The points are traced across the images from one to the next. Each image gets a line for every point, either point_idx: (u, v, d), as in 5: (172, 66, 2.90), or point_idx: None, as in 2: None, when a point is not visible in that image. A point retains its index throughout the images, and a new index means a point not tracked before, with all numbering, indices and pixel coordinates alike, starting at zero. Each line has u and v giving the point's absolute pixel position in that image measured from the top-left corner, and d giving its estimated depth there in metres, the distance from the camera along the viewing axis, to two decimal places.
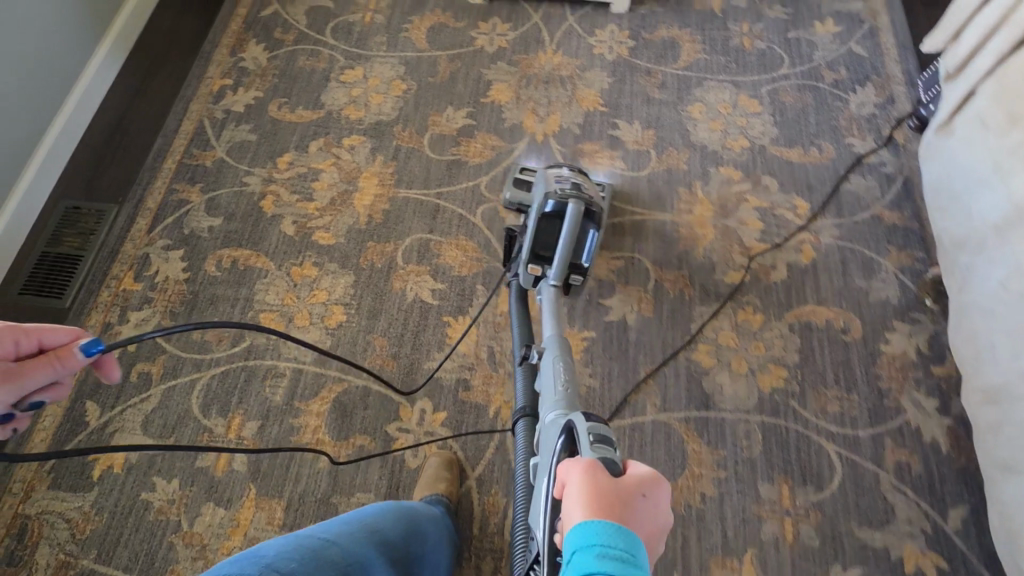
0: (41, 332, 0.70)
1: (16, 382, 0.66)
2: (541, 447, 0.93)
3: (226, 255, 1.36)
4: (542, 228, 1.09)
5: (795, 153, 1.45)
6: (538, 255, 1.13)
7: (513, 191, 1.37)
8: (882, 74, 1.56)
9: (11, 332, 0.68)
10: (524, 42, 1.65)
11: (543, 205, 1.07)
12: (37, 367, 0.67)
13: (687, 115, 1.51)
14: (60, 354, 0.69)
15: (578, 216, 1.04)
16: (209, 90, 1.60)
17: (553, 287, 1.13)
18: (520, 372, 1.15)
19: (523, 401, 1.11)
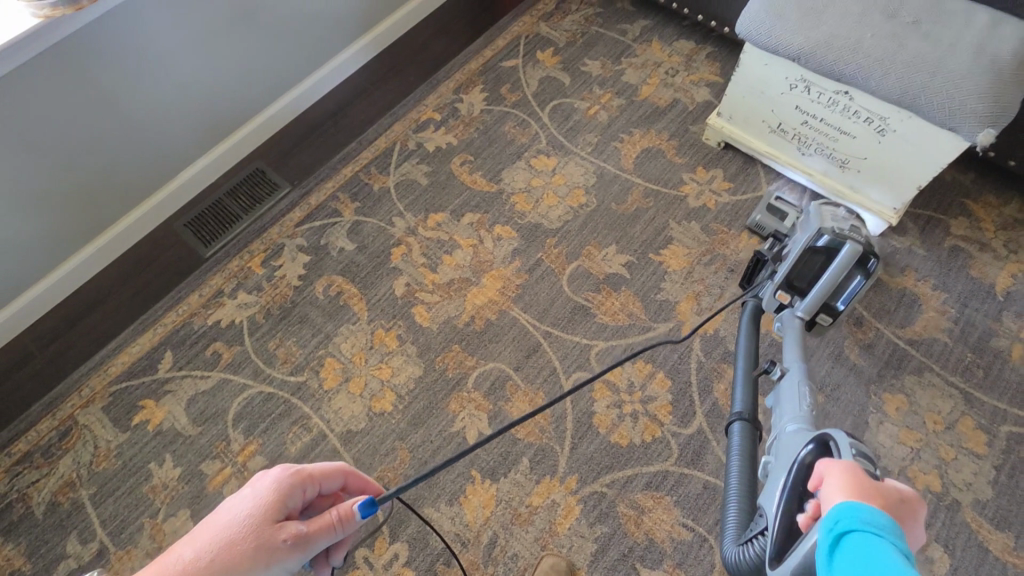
0: (319, 479, 0.73)
1: (309, 544, 0.68)
2: (775, 453, 0.91)
3: (337, 283, 1.39)
4: (805, 259, 1.07)
5: (996, 542, 1.04)
6: (792, 284, 1.10)
7: (764, 218, 1.33)
8: None
9: (300, 483, 0.71)
10: (735, 213, 1.41)
11: (815, 239, 1.05)
12: (321, 528, 0.69)
13: (877, 403, 1.17)
14: (340, 512, 0.70)
15: (853, 258, 1.00)
16: (417, 117, 1.63)
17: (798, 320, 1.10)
18: (740, 385, 1.07)
19: (744, 406, 1.02)
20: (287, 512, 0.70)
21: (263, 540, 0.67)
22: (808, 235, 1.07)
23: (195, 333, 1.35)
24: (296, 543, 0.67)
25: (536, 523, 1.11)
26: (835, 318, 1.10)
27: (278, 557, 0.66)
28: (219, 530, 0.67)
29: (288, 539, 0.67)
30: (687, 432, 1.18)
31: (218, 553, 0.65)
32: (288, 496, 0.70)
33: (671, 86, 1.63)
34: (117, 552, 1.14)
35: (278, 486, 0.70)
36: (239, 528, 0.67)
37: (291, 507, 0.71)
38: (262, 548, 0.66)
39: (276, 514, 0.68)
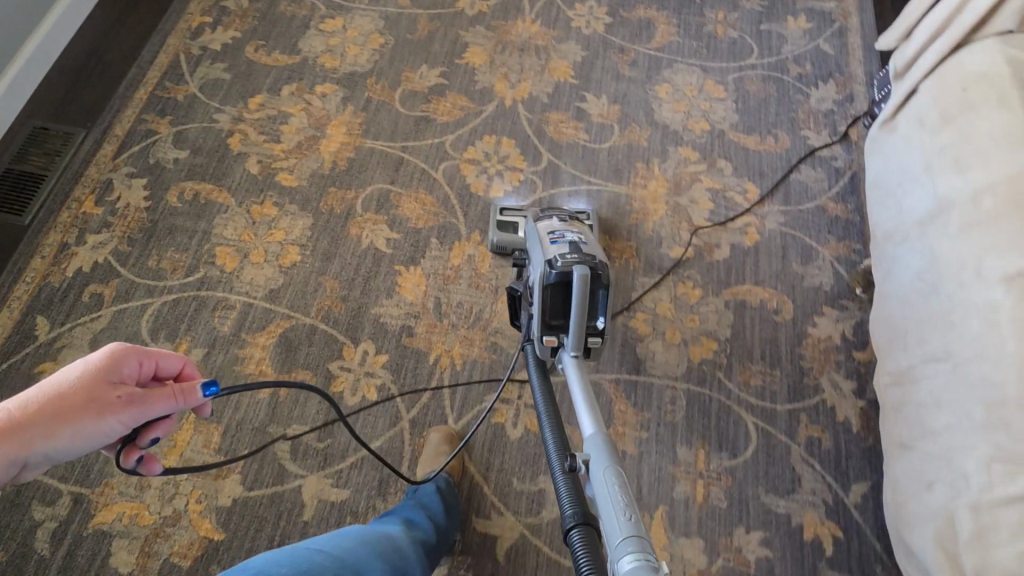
0: (158, 357, 0.76)
1: (141, 406, 0.72)
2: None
3: (188, 188, 1.39)
4: (548, 296, 1.00)
5: (752, 141, 1.50)
6: (551, 325, 1.02)
7: (501, 236, 1.33)
8: (845, 72, 1.60)
9: (136, 355, 0.74)
10: (505, 8, 1.67)
11: (546, 273, 0.99)
12: (159, 398, 0.73)
13: (654, 94, 1.55)
14: (179, 387, 0.74)
15: (585, 280, 0.93)
16: (187, 26, 1.60)
17: (574, 357, 1.01)
18: (563, 480, 0.94)
19: (573, 508, 0.88)
20: (123, 379, 0.74)
21: (94, 396, 0.71)
22: (540, 270, 1.00)
23: (61, 289, 1.27)
24: (128, 400, 0.71)
25: (463, 276, 1.32)
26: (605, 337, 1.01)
27: (108, 412, 0.70)
28: (48, 383, 0.70)
29: (122, 397, 0.71)
30: (541, 167, 1.45)
31: (45, 403, 0.70)
32: (123, 363, 0.73)
33: None
34: (93, 492, 1.09)
35: (108, 355, 0.72)
36: (68, 385, 0.71)
37: (128, 375, 0.74)
38: (91, 403, 0.70)
39: (108, 377, 0.72)
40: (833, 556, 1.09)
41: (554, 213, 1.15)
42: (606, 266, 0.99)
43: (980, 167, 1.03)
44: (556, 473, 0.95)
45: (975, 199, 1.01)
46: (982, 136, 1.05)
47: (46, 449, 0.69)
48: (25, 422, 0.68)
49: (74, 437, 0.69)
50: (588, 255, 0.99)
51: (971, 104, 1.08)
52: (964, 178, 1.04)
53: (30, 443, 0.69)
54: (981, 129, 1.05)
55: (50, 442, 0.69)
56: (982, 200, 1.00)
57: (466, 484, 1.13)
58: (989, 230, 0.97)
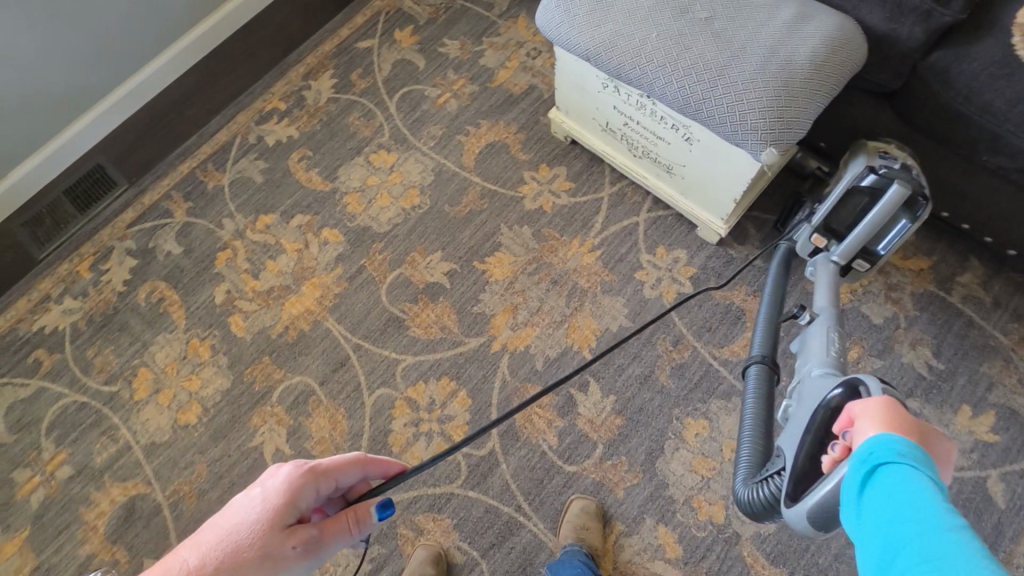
0: (335, 476, 0.69)
1: (322, 529, 0.67)
2: (796, 397, 0.85)
3: (159, 289, 1.36)
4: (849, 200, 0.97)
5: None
6: (831, 228, 1.02)
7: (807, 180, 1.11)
8: (999, 547, 0.99)
9: (312, 482, 0.68)
10: (571, 217, 1.32)
11: (859, 177, 0.96)
12: (336, 532, 0.68)
13: (676, 427, 1.13)
14: (355, 515, 0.69)
15: (900, 200, 0.90)
16: (261, 107, 1.54)
17: (835, 266, 1.03)
18: (762, 325, 1.02)
19: (763, 347, 0.98)
20: (298, 515, 0.68)
21: (271, 546, 0.66)
22: (852, 173, 0.97)
23: (20, 340, 1.35)
24: (305, 547, 0.66)
25: None
26: (873, 265, 1.03)
27: (284, 566, 0.65)
28: (224, 533, 0.66)
29: (297, 545, 0.66)
30: (478, 453, 1.14)
31: (226, 550, 0.66)
32: (300, 496, 0.68)
33: (529, 70, 1.50)
34: None
35: (286, 487, 0.67)
36: (247, 532, 0.66)
37: (304, 510, 0.68)
38: (268, 556, 0.65)
39: (283, 520, 0.66)
40: None
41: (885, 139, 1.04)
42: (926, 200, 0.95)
43: None
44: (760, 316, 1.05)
45: None
46: None
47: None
48: None
49: None
50: (916, 181, 0.94)
51: None
52: None
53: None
54: None
55: None
56: None
57: None
58: None
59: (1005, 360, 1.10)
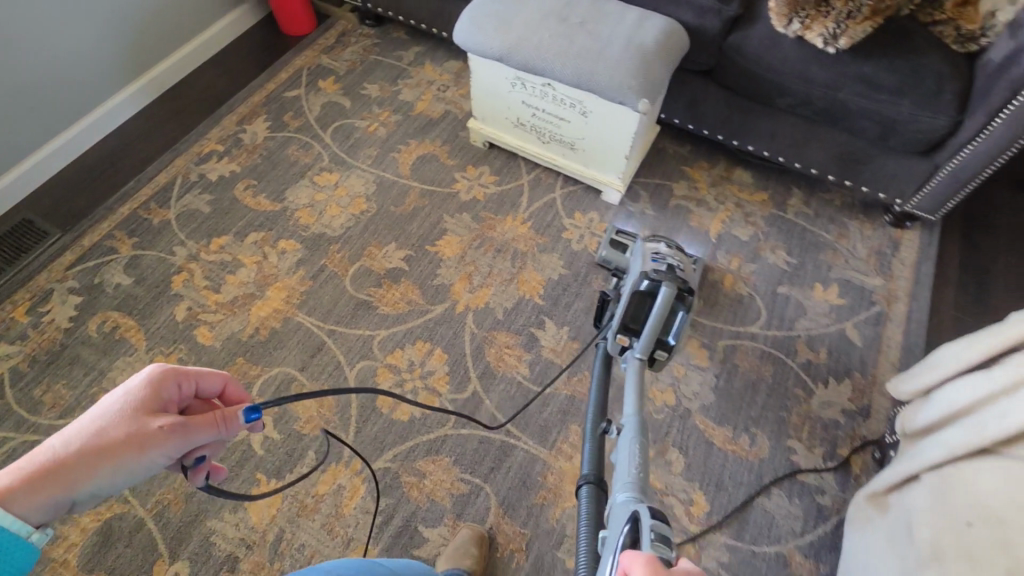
0: (198, 377, 0.66)
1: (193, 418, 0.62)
2: (608, 523, 0.82)
3: (112, 319, 1.36)
4: (636, 303, 1.11)
5: (720, 434, 1.22)
6: (628, 327, 1.12)
7: (610, 250, 1.38)
8: (867, 373, 1.30)
9: (177, 378, 0.63)
10: (501, 201, 1.58)
11: (639, 283, 1.10)
12: (205, 424, 0.62)
13: None
14: (225, 412, 0.64)
15: (670, 298, 1.04)
16: (199, 151, 1.66)
17: (638, 360, 1.10)
18: (590, 441, 1.06)
19: (591, 467, 1.01)
20: (164, 406, 0.63)
21: (136, 429, 0.59)
22: (634, 280, 1.13)
23: None
24: (175, 430, 0.60)
25: (321, 510, 1.13)
26: (670, 353, 1.12)
27: (153, 446, 0.59)
28: (80, 424, 0.58)
29: (166, 426, 0.60)
30: (462, 396, 1.26)
31: (86, 441, 0.57)
32: (162, 390, 0.62)
33: (443, 100, 1.80)
34: None
35: (150, 380, 0.61)
36: (111, 421, 0.59)
37: (168, 400, 0.63)
38: (135, 438, 0.58)
39: (150, 405, 0.61)
40: None
41: (660, 241, 1.27)
42: (693, 293, 1.10)
43: None
44: (585, 432, 1.08)
45: None
46: None
47: (117, 479, 0.58)
48: (67, 466, 0.55)
49: (121, 470, 0.58)
50: (681, 279, 1.10)
51: (971, 556, 0.75)
52: None
53: (74, 487, 0.56)
54: None
55: (93, 481, 0.56)
56: None
57: None
58: None
59: (833, 248, 1.49)
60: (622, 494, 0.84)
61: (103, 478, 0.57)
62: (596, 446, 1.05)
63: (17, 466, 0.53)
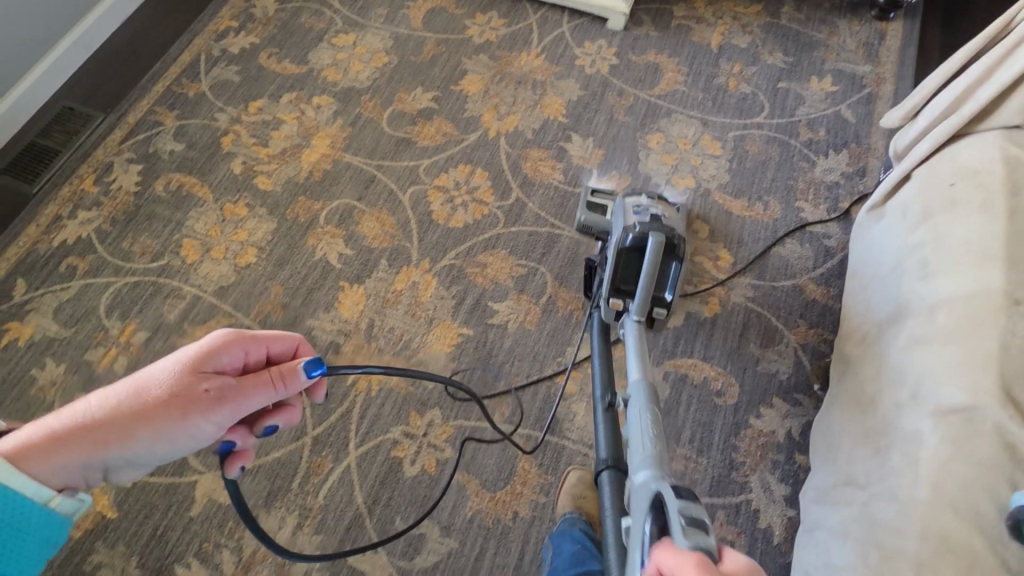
0: (267, 342, 0.73)
1: (205, 364, 0.69)
2: (630, 507, 0.82)
3: (175, 179, 1.47)
4: (624, 260, 1.06)
5: (738, 205, 1.39)
6: (620, 288, 1.07)
7: (588, 214, 1.34)
8: (862, 143, 1.46)
9: (241, 342, 0.71)
10: (513, 40, 1.66)
11: (625, 238, 1.06)
12: (260, 386, 0.69)
13: (643, 142, 1.48)
14: (283, 377, 0.70)
15: (659, 248, 0.99)
16: (215, 28, 1.72)
17: (636, 322, 1.05)
18: (603, 421, 1.06)
19: (608, 452, 1.02)
20: (220, 368, 0.70)
21: (184, 391, 0.67)
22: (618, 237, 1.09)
23: (44, 256, 1.36)
24: (217, 395, 0.67)
25: (403, 301, 1.30)
26: (668, 310, 1.07)
27: (196, 413, 0.66)
28: (130, 381, 0.67)
29: (209, 390, 0.67)
30: (507, 202, 1.41)
31: (132, 399, 0.66)
32: (223, 352, 0.70)
33: None
34: None
35: (211, 344, 0.69)
36: (155, 382, 0.67)
37: (225, 364, 0.71)
38: (182, 399, 0.66)
39: (200, 365, 0.68)
40: None
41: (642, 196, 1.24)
42: (682, 242, 1.07)
43: (944, 274, 0.89)
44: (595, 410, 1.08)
45: (929, 312, 0.88)
46: (955, 240, 0.90)
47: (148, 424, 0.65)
48: (104, 425, 0.64)
49: (172, 441, 0.66)
50: (667, 229, 1.07)
51: (953, 203, 0.94)
52: (928, 285, 0.90)
53: (107, 449, 0.64)
54: (957, 232, 0.91)
55: (129, 448, 0.65)
56: (935, 315, 0.86)
57: (350, 515, 1.09)
58: (934, 349, 0.84)
59: (825, 45, 1.61)
60: (643, 475, 0.82)
61: (145, 442, 0.65)
62: (608, 426, 1.05)
63: (39, 427, 0.62)
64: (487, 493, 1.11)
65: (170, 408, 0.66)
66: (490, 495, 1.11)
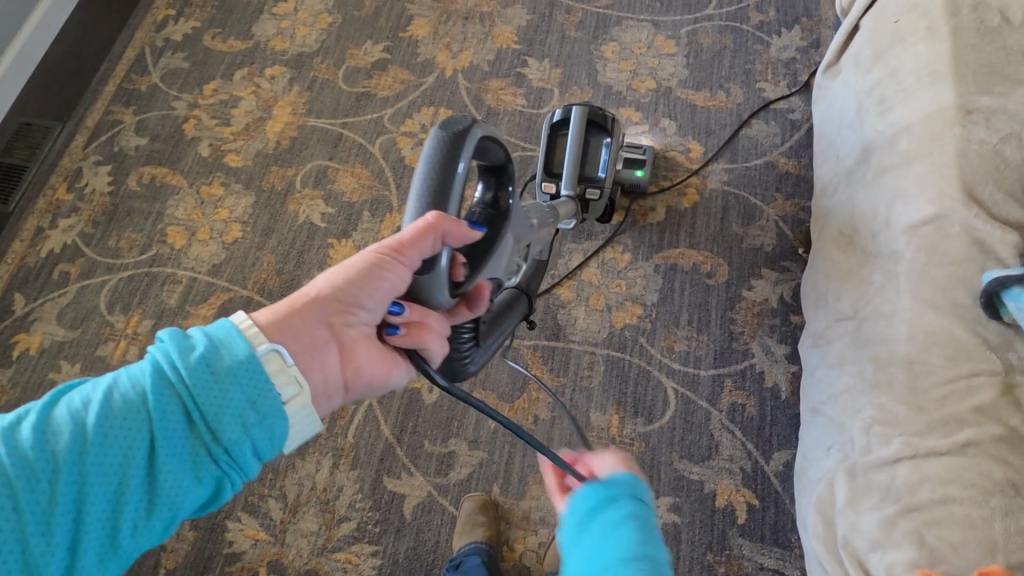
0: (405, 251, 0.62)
1: (405, 254, 0.62)
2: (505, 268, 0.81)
3: (146, 173, 1.48)
4: (556, 141, 1.16)
5: (701, 96, 1.41)
6: (552, 172, 1.16)
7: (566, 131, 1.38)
8: (813, 16, 1.48)
9: (388, 257, 0.62)
10: None
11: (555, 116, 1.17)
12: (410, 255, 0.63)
13: (598, 54, 1.49)
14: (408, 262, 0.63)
15: (584, 116, 1.13)
16: (153, 20, 1.69)
17: (569, 196, 1.12)
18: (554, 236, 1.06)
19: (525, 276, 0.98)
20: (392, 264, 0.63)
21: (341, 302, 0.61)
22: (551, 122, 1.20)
23: (36, 268, 1.38)
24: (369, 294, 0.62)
25: None
26: (602, 189, 1.15)
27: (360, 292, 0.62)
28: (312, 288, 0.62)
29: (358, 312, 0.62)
30: None
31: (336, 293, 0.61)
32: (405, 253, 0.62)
33: None
34: None
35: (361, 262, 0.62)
36: (339, 306, 0.61)
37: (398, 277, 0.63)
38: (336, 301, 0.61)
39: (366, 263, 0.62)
40: (745, 523, 1.04)
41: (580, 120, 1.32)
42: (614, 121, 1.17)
43: (900, 105, 0.92)
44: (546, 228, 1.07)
45: (891, 144, 0.91)
46: (906, 71, 0.94)
47: (359, 312, 0.62)
48: (302, 310, 0.60)
49: (347, 299, 0.61)
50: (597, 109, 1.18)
51: (900, 37, 0.97)
52: (886, 120, 0.94)
53: (315, 309, 0.61)
54: (907, 64, 0.94)
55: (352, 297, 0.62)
56: (897, 144, 0.90)
57: (381, 447, 1.14)
58: (901, 174, 0.88)
59: None
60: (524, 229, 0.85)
61: (341, 307, 0.61)
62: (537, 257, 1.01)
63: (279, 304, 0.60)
64: (505, 404, 1.16)
65: (367, 285, 0.62)
66: (508, 406, 1.16)
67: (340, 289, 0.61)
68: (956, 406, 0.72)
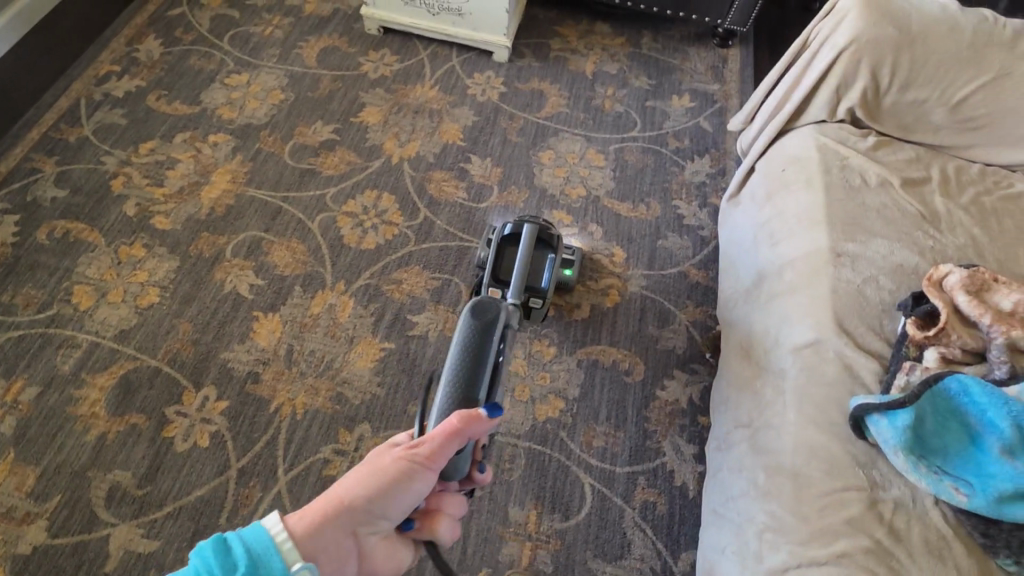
0: (437, 454, 0.66)
1: (434, 461, 0.65)
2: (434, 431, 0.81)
3: (60, 226, 1.40)
4: (501, 251, 1.20)
5: (624, 207, 1.56)
6: (499, 279, 1.16)
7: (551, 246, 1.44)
8: (720, 148, 1.71)
9: (423, 464, 0.64)
10: (406, 74, 1.77)
11: (505, 229, 1.24)
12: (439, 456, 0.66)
13: (536, 159, 1.63)
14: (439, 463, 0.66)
15: (534, 232, 1.18)
16: (95, 73, 1.67)
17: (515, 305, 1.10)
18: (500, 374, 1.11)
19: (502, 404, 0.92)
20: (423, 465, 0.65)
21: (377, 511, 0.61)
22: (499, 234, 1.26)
23: None
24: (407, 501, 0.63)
25: (321, 324, 1.32)
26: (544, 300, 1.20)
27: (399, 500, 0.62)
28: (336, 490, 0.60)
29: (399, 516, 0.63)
30: (416, 222, 1.49)
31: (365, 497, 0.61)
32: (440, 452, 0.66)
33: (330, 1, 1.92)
34: None
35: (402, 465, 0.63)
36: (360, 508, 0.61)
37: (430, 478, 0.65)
38: (373, 505, 0.61)
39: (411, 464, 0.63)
40: None
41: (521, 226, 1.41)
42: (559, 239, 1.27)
43: (787, 241, 1.08)
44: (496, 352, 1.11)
45: (779, 273, 1.06)
46: (790, 213, 1.11)
47: (384, 521, 0.62)
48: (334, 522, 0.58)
49: (383, 505, 0.62)
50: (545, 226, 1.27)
51: (786, 183, 1.15)
52: (775, 251, 1.09)
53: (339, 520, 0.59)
54: (791, 206, 1.11)
55: (388, 504, 0.62)
56: (784, 274, 1.05)
57: None
58: (788, 301, 1.02)
59: (680, 69, 1.88)
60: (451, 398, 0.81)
61: (375, 514, 0.61)
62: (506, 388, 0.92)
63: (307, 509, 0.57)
64: None
65: (400, 494, 0.62)
66: None
67: (371, 497, 0.61)
68: (832, 517, 0.80)
